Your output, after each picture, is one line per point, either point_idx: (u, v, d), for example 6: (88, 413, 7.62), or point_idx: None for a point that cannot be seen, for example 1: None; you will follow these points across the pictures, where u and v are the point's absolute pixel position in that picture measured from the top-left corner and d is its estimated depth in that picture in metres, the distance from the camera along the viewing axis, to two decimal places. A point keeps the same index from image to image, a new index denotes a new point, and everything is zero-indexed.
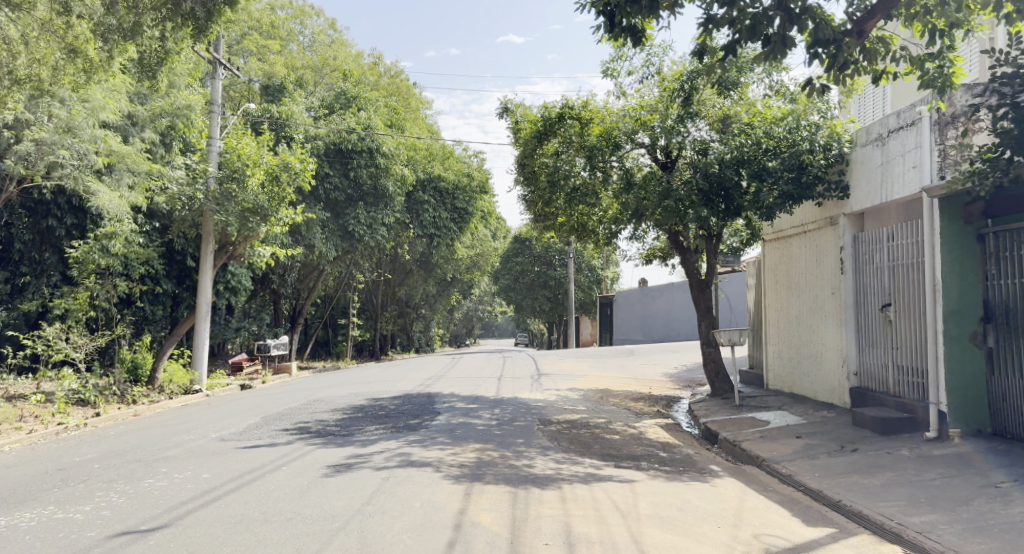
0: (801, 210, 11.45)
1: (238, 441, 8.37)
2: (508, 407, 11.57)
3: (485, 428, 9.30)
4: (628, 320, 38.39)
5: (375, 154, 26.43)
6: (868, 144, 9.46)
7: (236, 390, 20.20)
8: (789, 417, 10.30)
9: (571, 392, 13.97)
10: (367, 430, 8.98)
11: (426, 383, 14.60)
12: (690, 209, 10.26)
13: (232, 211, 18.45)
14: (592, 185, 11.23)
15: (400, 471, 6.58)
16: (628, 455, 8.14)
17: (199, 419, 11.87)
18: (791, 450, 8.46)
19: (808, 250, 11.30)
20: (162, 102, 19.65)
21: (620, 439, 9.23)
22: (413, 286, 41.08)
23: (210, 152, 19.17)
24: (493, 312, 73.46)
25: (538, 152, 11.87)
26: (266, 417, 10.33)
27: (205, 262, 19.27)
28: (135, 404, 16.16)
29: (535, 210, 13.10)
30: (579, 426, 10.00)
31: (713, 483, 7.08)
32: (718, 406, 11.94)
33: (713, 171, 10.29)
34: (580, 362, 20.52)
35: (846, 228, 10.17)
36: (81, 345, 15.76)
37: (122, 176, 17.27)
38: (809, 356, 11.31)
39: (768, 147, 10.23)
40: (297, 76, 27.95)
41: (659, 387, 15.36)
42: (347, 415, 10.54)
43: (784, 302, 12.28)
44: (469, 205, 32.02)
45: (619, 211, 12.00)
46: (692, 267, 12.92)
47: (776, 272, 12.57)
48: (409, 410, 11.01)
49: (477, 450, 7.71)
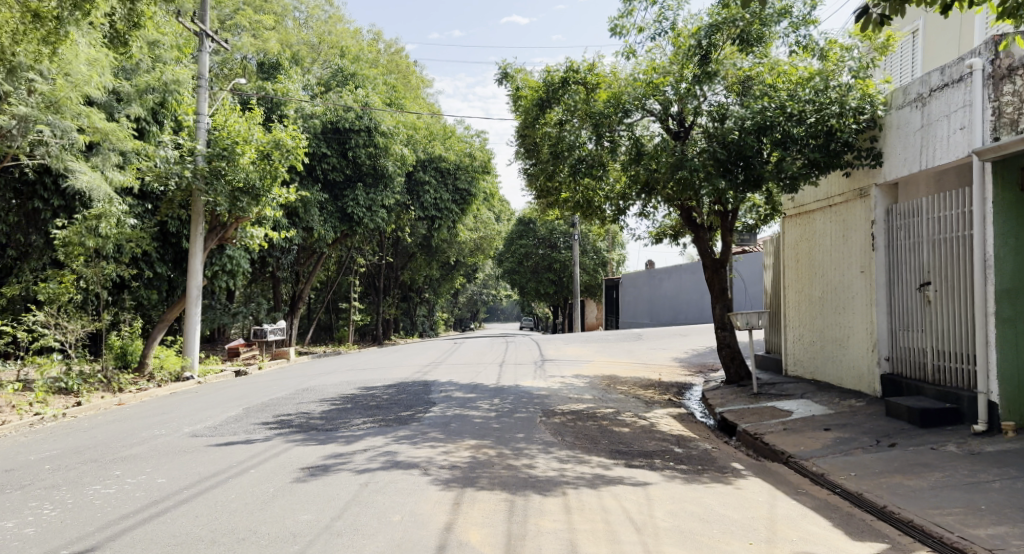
0: (827, 182, 10.59)
1: (211, 437, 7.57)
2: (509, 397, 10.78)
3: (482, 422, 8.51)
4: (634, 304, 37.57)
5: (373, 133, 25.51)
6: (905, 106, 8.64)
7: (229, 377, 19.46)
8: (814, 407, 9.48)
9: (576, 379, 13.17)
10: (353, 424, 8.19)
11: (422, 371, 13.86)
12: (706, 181, 9.42)
13: (221, 190, 17.73)
14: (599, 156, 10.40)
15: (383, 475, 5.79)
16: (641, 452, 7.34)
17: (182, 410, 11.11)
18: (820, 445, 7.63)
19: (833, 226, 10.46)
20: (149, 77, 18.55)
21: (629, 433, 8.43)
22: (416, 270, 40.31)
23: (197, 129, 18.21)
24: (498, 296, 72.73)
25: (541, 120, 10.98)
26: (247, 409, 9.56)
27: (196, 244, 18.36)
28: (122, 392, 15.40)
29: (538, 186, 12.17)
30: (585, 418, 9.19)
31: (738, 486, 6.27)
32: (734, 394, 11.12)
33: (731, 139, 9.40)
34: (586, 348, 19.74)
35: (878, 200, 9.34)
36: (70, 329, 15.13)
37: (108, 155, 16.32)
38: (834, 341, 10.51)
39: (794, 111, 9.27)
40: (293, 52, 27.02)
41: (669, 373, 14.56)
42: (335, 406, 9.76)
43: (806, 283, 11.46)
44: (471, 185, 31.11)
45: (628, 185, 11.12)
46: (706, 246, 12.06)
47: (796, 251, 11.73)
48: (403, 400, 10.23)
49: (473, 448, 6.92)
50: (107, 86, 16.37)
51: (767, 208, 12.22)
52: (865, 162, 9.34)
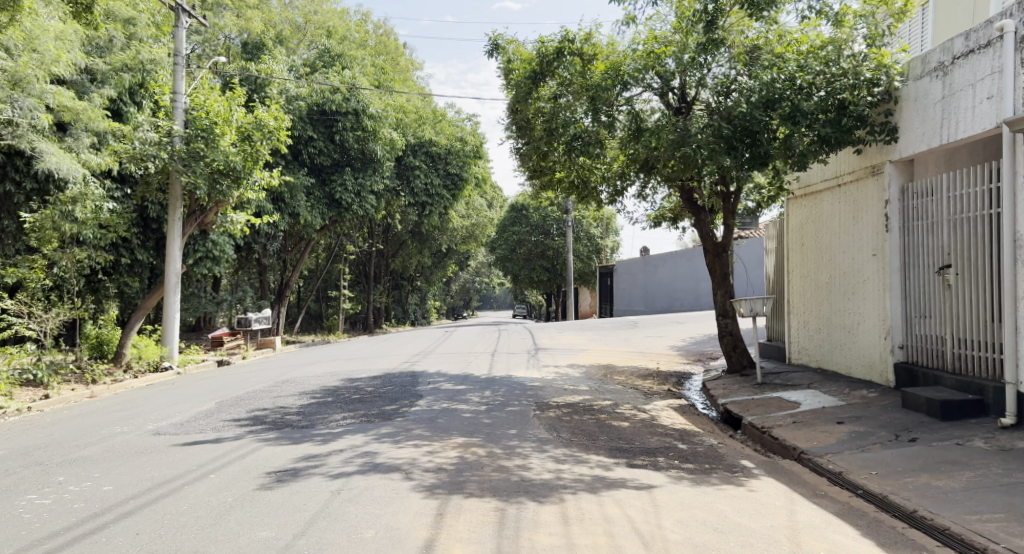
0: (836, 160, 10.01)
1: (175, 435, 6.93)
2: (501, 388, 10.19)
3: (472, 417, 7.93)
4: (628, 291, 37.05)
5: (361, 116, 24.71)
6: (924, 76, 8.08)
7: (211, 367, 18.81)
8: (823, 398, 8.94)
9: (571, 369, 12.61)
10: (332, 420, 7.58)
11: (410, 361, 13.30)
12: (709, 158, 8.86)
13: (200, 172, 16.92)
14: (595, 134, 9.73)
15: (359, 480, 5.18)
16: (643, 449, 6.77)
17: (155, 403, 10.49)
18: (835, 440, 7.08)
19: (842, 206, 9.90)
20: (123, 55, 17.70)
21: (629, 427, 7.86)
22: (408, 257, 39.61)
23: (175, 108, 17.40)
24: (491, 283, 72.18)
25: (533, 95, 10.33)
26: (221, 403, 8.96)
27: (174, 229, 17.60)
28: (96, 384, 14.71)
29: (530, 166, 11.53)
30: (582, 411, 8.63)
31: (751, 488, 5.71)
32: (737, 384, 10.58)
33: (738, 113, 8.82)
34: (580, 336, 19.19)
35: (892, 177, 8.76)
36: (46, 318, 14.56)
37: (81, 135, 15.61)
38: (842, 328, 9.99)
39: (803, 83, 8.74)
40: (277, 33, 26.14)
41: (667, 361, 14.02)
42: (315, 400, 9.17)
43: (811, 267, 10.91)
44: (463, 170, 30.34)
45: (626, 163, 10.54)
46: (707, 229, 11.48)
47: (802, 233, 11.17)
48: (388, 392, 9.64)
49: (460, 447, 6.33)
50: (78, 64, 15.57)
51: (771, 189, 11.66)
52: (879, 137, 8.76)
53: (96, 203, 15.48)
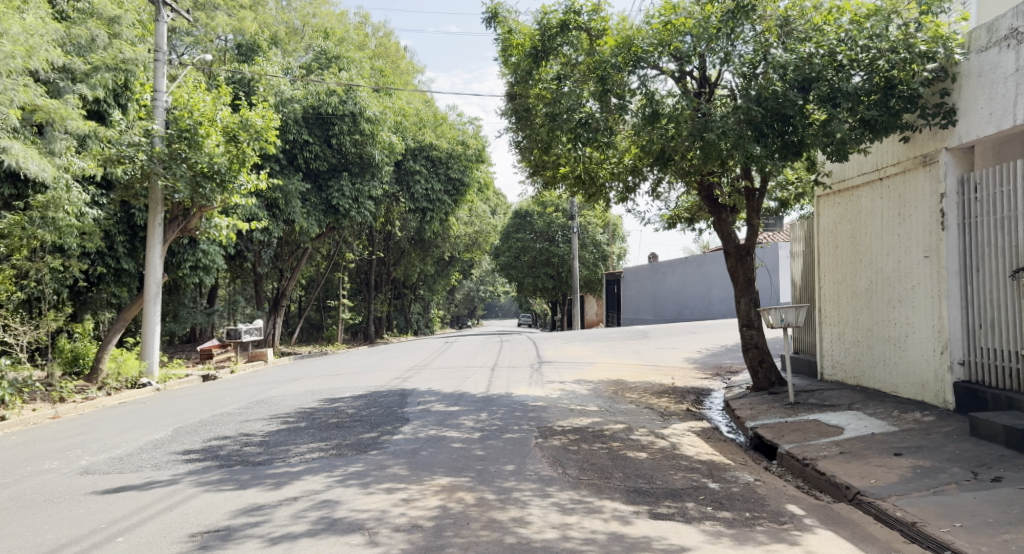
0: (878, 150, 8.87)
1: (105, 475, 5.77)
2: (499, 410, 9.03)
3: (463, 448, 6.75)
4: (636, 299, 35.73)
5: (358, 119, 23.55)
6: (992, 47, 6.97)
7: (194, 382, 17.61)
8: (868, 421, 7.76)
9: (578, 385, 11.46)
10: (298, 455, 6.43)
11: (402, 377, 12.16)
12: (736, 147, 7.81)
13: (181, 174, 15.82)
14: (603, 121, 8.59)
15: (305, 545, 4.03)
16: (667, 491, 5.59)
17: (111, 425, 9.35)
18: (898, 478, 5.88)
19: (886, 202, 8.74)
20: (105, 54, 16.46)
21: (647, 460, 6.68)
22: (410, 265, 38.44)
23: (155, 107, 16.32)
24: (496, 292, 70.92)
25: (534, 75, 9.25)
26: (178, 429, 7.83)
27: (154, 235, 16.45)
28: (62, 403, 13.47)
29: (533, 161, 10.37)
30: (592, 439, 7.47)
31: (807, 548, 4.54)
32: (765, 403, 9.38)
33: (771, 93, 7.75)
34: (588, 347, 18.00)
35: (949, 166, 7.59)
36: (26, 331, 13.76)
37: (60, 138, 13.92)
38: (887, 341, 8.79)
39: (844, 61, 7.69)
40: (273, 34, 25.23)
41: (682, 376, 12.82)
42: (286, 425, 8.04)
43: (846, 272, 9.75)
44: (465, 175, 29.06)
45: (639, 154, 9.40)
46: (729, 229, 10.34)
47: (836, 234, 10.01)
48: (372, 415, 8.50)
49: (444, 491, 5.17)
50: (54, 62, 14.42)
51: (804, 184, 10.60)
52: (932, 122, 7.61)
53: (74, 208, 14.27)
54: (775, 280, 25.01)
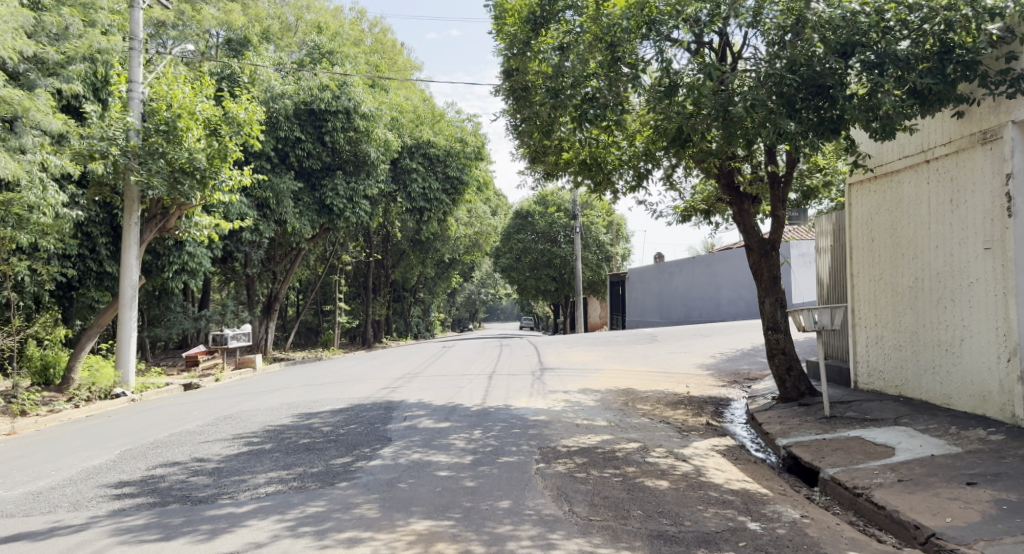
0: (924, 129, 7.83)
1: (10, 522, 4.73)
2: (495, 426, 7.96)
3: (450, 478, 5.70)
4: (641, 301, 34.59)
5: (352, 116, 22.45)
6: None
7: (175, 392, 16.51)
8: (923, 439, 6.68)
9: (584, 395, 10.39)
10: (251, 489, 5.38)
11: (390, 387, 11.11)
12: (766, 122, 6.85)
13: (157, 170, 14.64)
14: (613, 98, 7.53)
15: None
16: (699, 536, 4.52)
17: (60, 443, 8.30)
18: (977, 514, 4.82)
19: (934, 187, 7.67)
20: (80, 44, 15.41)
21: (669, 490, 5.62)
22: (409, 266, 37.37)
23: (131, 99, 15.09)
24: (497, 294, 69.82)
25: (533, 46, 8.31)
26: (125, 453, 6.78)
27: (129, 235, 15.26)
28: (25, 416, 12.37)
29: (534, 147, 9.25)
30: (603, 463, 6.40)
31: None
32: (796, 416, 8.30)
33: (808, 59, 6.85)
34: (593, 352, 16.93)
35: (1016, 143, 6.52)
36: None
37: (31, 134, 12.57)
38: (937, 347, 7.71)
39: (892, 22, 6.85)
40: (265, 28, 24.25)
41: (698, 384, 11.73)
42: (251, 446, 6.98)
43: (884, 267, 8.69)
44: (464, 173, 27.83)
45: (653, 136, 8.38)
46: (751, 222, 9.29)
47: (871, 226, 8.95)
48: (351, 434, 7.44)
49: (420, 544, 4.13)
50: (24, 52, 13.31)
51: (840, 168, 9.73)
52: (996, 91, 6.57)
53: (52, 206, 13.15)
54: (787, 279, 23.93)
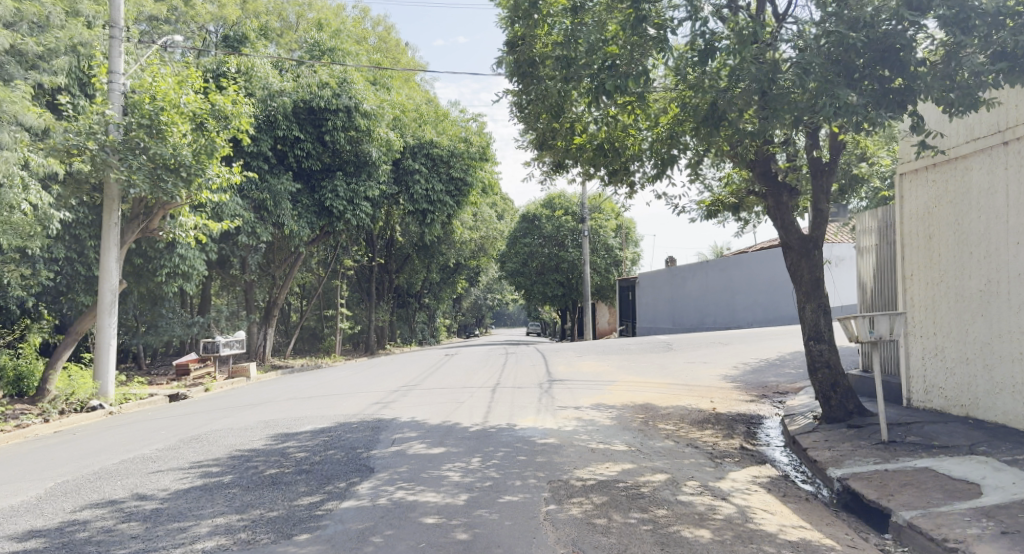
0: (1001, 106, 6.73)
1: None
2: (498, 453, 6.83)
3: (439, 527, 4.56)
4: (653, 307, 33.36)
5: (353, 114, 21.36)
6: None
7: (160, 403, 15.34)
8: (1013, 475, 5.52)
9: (599, 413, 9.24)
10: (186, 543, 4.26)
11: (383, 402, 9.98)
12: (821, 95, 5.77)
13: (138, 167, 13.06)
14: (638, 68, 6.41)
15: None
16: None
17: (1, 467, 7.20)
18: None
19: (1014, 172, 6.56)
20: (63, 35, 14.24)
21: (712, 544, 4.49)
22: (413, 271, 36.26)
23: (110, 91, 13.35)
24: (504, 299, 68.68)
25: (542, 10, 7.23)
26: (55, 488, 5.66)
27: (109, 237, 13.97)
28: None
29: (541, 129, 8.13)
30: (627, 503, 5.27)
31: None
32: (848, 441, 7.13)
33: (872, 19, 5.76)
34: (605, 361, 15.78)
35: None
36: None
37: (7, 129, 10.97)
38: (1017, 360, 6.55)
39: None
40: (263, 24, 23.32)
41: (723, 398, 10.56)
42: (208, 480, 5.85)
43: (944, 269, 7.55)
44: (469, 174, 26.62)
45: (681, 114, 7.29)
46: (790, 217, 8.15)
47: (928, 221, 7.81)
48: (328, 463, 6.32)
49: None
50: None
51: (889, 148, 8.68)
52: None
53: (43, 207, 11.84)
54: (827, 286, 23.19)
